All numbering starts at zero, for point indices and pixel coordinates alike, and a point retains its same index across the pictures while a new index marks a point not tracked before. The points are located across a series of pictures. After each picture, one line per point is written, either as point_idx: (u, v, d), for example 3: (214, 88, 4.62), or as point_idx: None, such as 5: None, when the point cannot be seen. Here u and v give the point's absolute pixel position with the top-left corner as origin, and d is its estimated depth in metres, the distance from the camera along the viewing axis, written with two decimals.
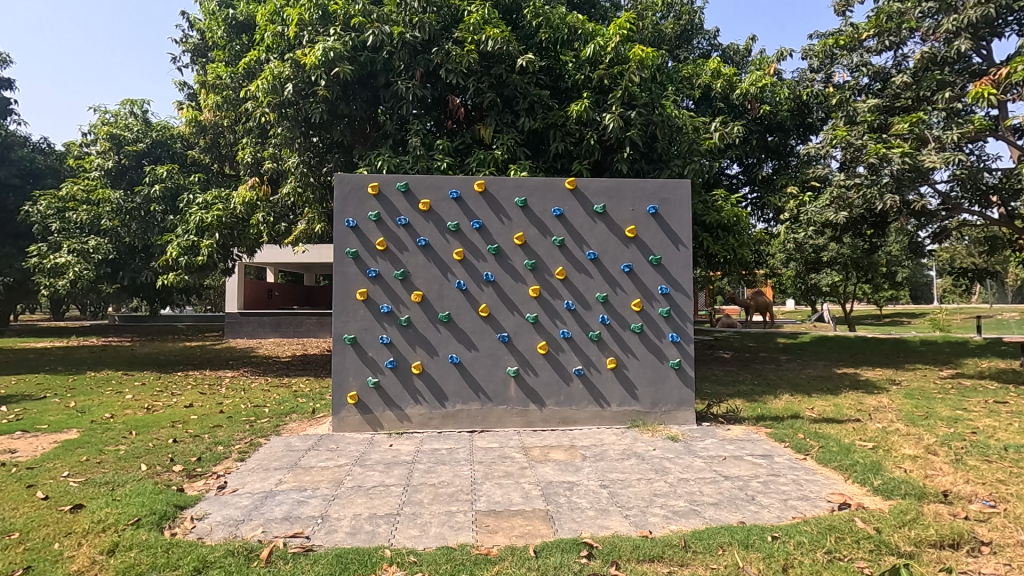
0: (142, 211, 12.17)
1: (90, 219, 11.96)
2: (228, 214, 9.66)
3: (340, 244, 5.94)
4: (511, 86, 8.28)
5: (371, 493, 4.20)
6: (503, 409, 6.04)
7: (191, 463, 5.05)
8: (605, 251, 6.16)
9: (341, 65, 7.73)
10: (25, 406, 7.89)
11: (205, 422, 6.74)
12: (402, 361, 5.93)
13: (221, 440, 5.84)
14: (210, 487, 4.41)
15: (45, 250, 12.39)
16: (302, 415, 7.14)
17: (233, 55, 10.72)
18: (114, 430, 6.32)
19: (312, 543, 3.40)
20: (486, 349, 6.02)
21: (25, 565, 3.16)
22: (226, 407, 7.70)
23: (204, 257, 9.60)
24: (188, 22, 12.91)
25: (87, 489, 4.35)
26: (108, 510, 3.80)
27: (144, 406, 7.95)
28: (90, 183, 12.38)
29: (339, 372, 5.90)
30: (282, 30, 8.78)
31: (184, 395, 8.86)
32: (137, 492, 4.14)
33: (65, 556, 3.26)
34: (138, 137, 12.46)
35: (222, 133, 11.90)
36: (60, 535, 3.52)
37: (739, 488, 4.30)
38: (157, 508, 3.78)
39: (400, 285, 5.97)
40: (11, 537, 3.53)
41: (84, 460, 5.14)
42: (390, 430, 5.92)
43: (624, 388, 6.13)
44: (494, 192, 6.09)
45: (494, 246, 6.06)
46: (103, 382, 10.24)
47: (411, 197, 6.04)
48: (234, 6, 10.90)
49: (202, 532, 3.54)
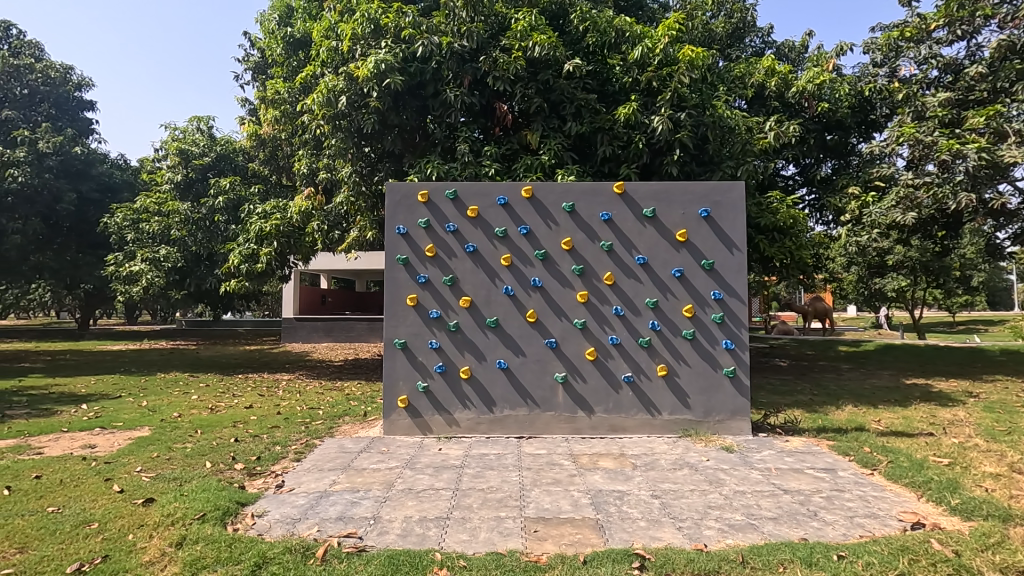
0: (207, 221, 12.73)
1: (161, 230, 12.72)
2: (285, 223, 10.16)
3: (390, 250, 6.09)
4: (557, 91, 8.29)
5: (421, 497, 4.26)
6: (551, 415, 6.00)
7: (252, 461, 5.28)
8: (655, 255, 6.05)
9: (392, 76, 7.91)
10: (103, 405, 8.43)
11: (264, 423, 7.03)
12: (451, 366, 6.00)
13: (278, 440, 6.08)
14: (269, 486, 4.57)
15: (122, 258, 13.27)
16: (354, 418, 7.33)
17: (290, 70, 11.13)
18: (182, 429, 6.69)
19: (366, 543, 3.46)
20: (534, 355, 6.00)
21: (103, 554, 3.36)
22: (283, 409, 8.00)
23: (263, 265, 10.13)
24: (249, 42, 13.56)
25: (157, 484, 4.61)
26: (176, 505, 4.01)
27: (209, 405, 8.40)
28: (161, 196, 13.15)
29: (389, 376, 6.03)
30: (336, 45, 9.00)
31: (245, 396, 9.30)
32: (202, 488, 4.36)
33: (138, 547, 3.44)
34: (204, 152, 13.16)
35: (279, 146, 12.40)
36: (135, 526, 3.73)
37: (800, 503, 4.10)
38: (221, 504, 3.95)
39: (449, 291, 6.04)
40: (90, 527, 3.76)
41: (155, 457, 5.46)
42: (439, 434, 5.99)
43: (676, 396, 5.98)
44: (542, 197, 6.08)
45: (542, 251, 6.04)
46: (171, 383, 10.90)
47: (459, 204, 6.10)
48: (292, 24, 11.33)
49: (262, 529, 3.68)
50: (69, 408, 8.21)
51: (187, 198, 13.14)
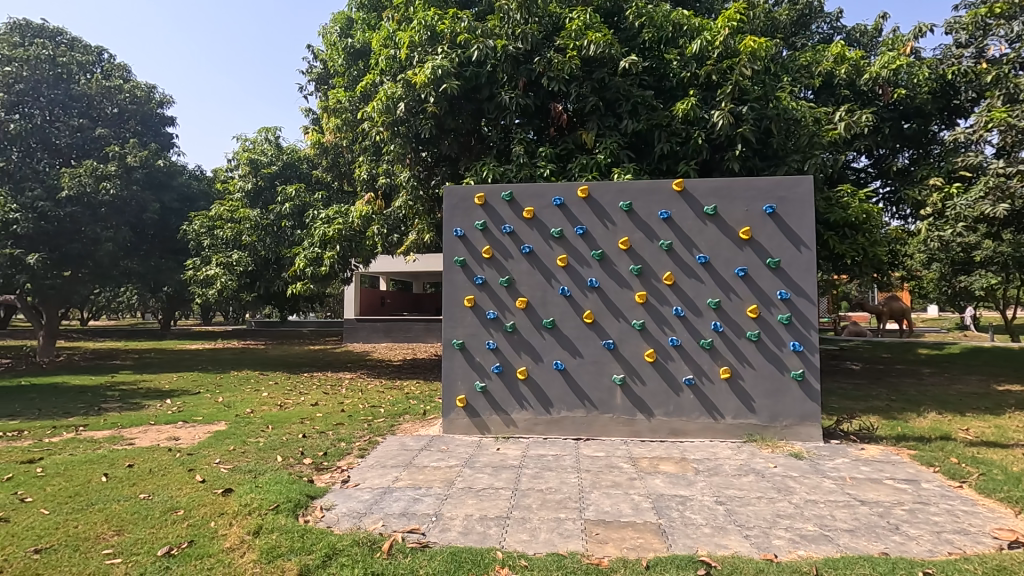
0: (275, 227, 13.40)
1: (233, 236, 13.49)
2: (347, 227, 10.55)
3: (448, 252, 6.20)
4: (613, 89, 8.19)
5: (481, 495, 4.31)
6: (609, 417, 5.92)
7: (319, 456, 5.52)
8: (716, 254, 5.86)
9: (449, 81, 8.05)
10: (184, 400, 9.05)
11: (329, 420, 7.33)
12: (508, 366, 6.04)
13: (343, 436, 6.32)
14: (336, 481, 4.76)
15: (199, 263, 14.17)
16: (414, 416, 7.52)
17: (351, 79, 11.51)
18: (255, 424, 7.07)
19: (428, 539, 3.54)
20: (591, 356, 5.95)
21: (190, 539, 3.60)
22: (347, 407, 8.32)
23: (327, 268, 10.57)
24: (312, 54, 14.12)
25: (235, 475, 4.90)
26: (252, 495, 4.25)
27: (279, 402, 8.84)
28: (234, 204, 13.92)
29: (448, 376, 6.14)
30: (394, 53, 9.24)
31: (311, 394, 9.72)
32: (275, 481, 4.60)
33: (220, 534, 3.66)
34: (273, 161, 13.84)
35: (341, 153, 12.88)
36: (216, 514, 3.99)
37: (879, 515, 3.86)
38: (293, 497, 4.15)
39: (505, 292, 6.09)
40: (177, 513, 4.05)
41: (231, 450, 5.80)
42: (497, 434, 6.04)
43: (739, 400, 5.77)
44: (599, 197, 6.02)
45: (599, 251, 5.99)
46: (244, 380, 11.56)
47: (516, 206, 6.14)
48: (353, 35, 11.72)
49: (331, 521, 3.84)
50: (155, 403, 8.85)
51: (256, 205, 13.86)
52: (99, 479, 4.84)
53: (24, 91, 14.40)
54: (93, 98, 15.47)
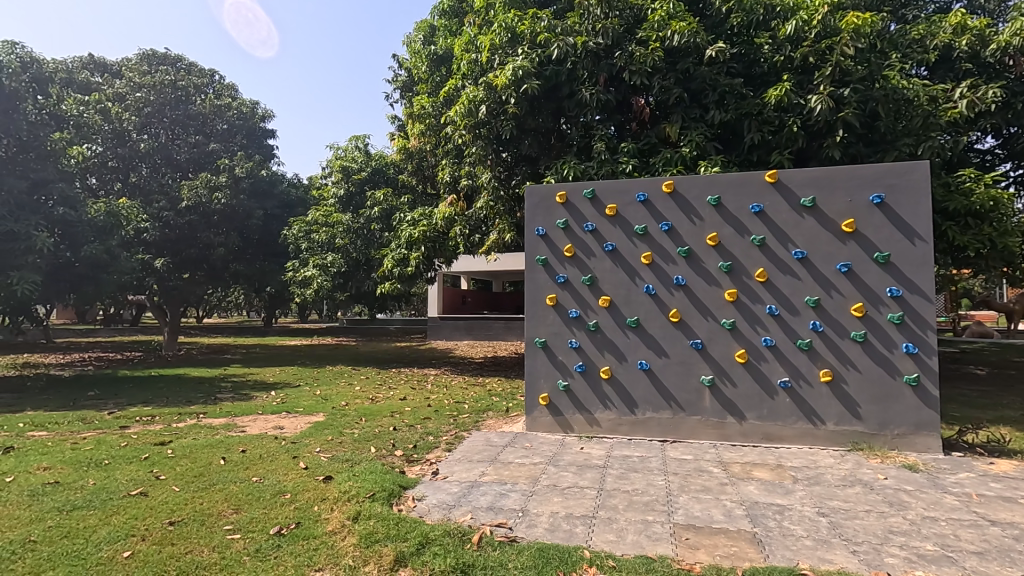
0: (365, 230, 14.14)
1: (328, 239, 14.38)
2: (432, 229, 10.93)
3: (530, 251, 6.27)
4: (698, 79, 7.90)
5: (566, 494, 4.32)
6: (697, 420, 5.72)
7: (409, 449, 5.77)
8: (815, 249, 5.49)
9: (529, 81, 8.11)
10: (287, 392, 9.79)
11: (417, 414, 7.64)
12: (591, 366, 6.00)
13: (431, 430, 6.56)
14: (426, 473, 4.95)
15: (298, 265, 15.23)
16: (497, 413, 7.66)
17: (434, 85, 11.90)
18: (350, 416, 7.52)
19: (516, 534, 3.60)
20: (677, 356, 5.77)
21: (297, 520, 3.89)
22: (433, 402, 8.63)
23: (412, 268, 11.01)
24: (397, 63, 14.73)
25: (334, 463, 5.25)
26: (351, 483, 4.53)
27: (370, 396, 9.34)
28: (328, 209, 14.82)
29: (531, 374, 6.21)
30: (475, 57, 9.44)
31: (399, 389, 10.18)
32: (370, 470, 4.87)
33: (323, 518, 3.93)
34: (362, 167, 14.59)
35: (425, 157, 13.34)
36: (319, 499, 4.28)
37: (1014, 538, 3.44)
38: (387, 486, 4.38)
39: (588, 290, 6.05)
40: (285, 496, 4.39)
41: (330, 439, 6.21)
42: (580, 433, 6.02)
43: (843, 405, 5.37)
44: (685, 192, 5.83)
45: (685, 248, 5.79)
46: (338, 375, 12.31)
47: (598, 203, 6.08)
48: (436, 42, 12.10)
49: (423, 511, 4.01)
50: (262, 394, 9.65)
51: (348, 210, 14.68)
52: (218, 462, 5.36)
53: (151, 114, 16.21)
54: (207, 117, 17.06)
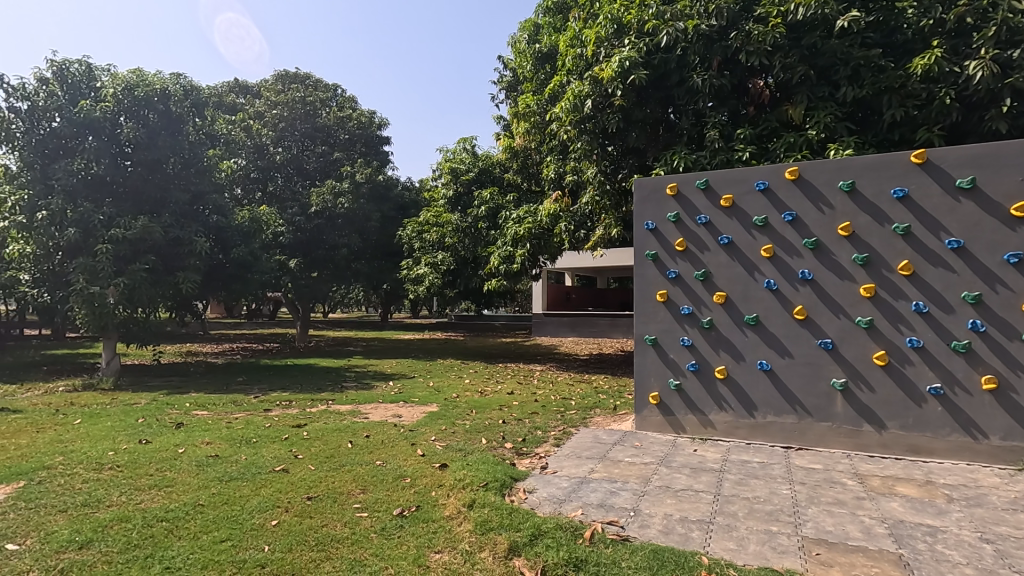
0: (472, 229, 14.60)
1: (438, 238, 15.03)
2: (537, 226, 11.05)
3: (639, 246, 6.12)
4: (827, 54, 7.22)
5: (680, 496, 4.17)
6: (827, 427, 5.25)
7: (519, 442, 5.89)
8: (975, 237, 4.80)
9: (637, 71, 7.89)
10: (403, 383, 10.42)
11: (525, 408, 7.78)
12: (705, 365, 5.73)
13: (539, 425, 6.64)
14: (535, 466, 5.03)
15: (412, 263, 16.08)
16: (604, 410, 7.58)
17: (539, 83, 11.98)
18: (461, 408, 7.84)
19: (629, 533, 3.55)
20: (803, 356, 5.34)
21: (417, 504, 4.13)
22: (539, 397, 8.73)
23: (518, 265, 11.20)
24: (503, 63, 15.01)
25: (448, 452, 5.50)
26: (465, 472, 4.72)
27: (480, 389, 9.65)
28: (438, 209, 15.48)
29: (640, 372, 6.06)
30: (581, 51, 9.36)
31: (507, 383, 10.41)
32: (483, 461, 5.05)
33: (441, 503, 4.14)
34: (470, 168, 15.07)
35: (530, 155, 13.50)
36: (437, 485, 4.51)
37: None
38: (499, 477, 4.51)
39: (701, 286, 5.78)
40: (406, 480, 4.69)
41: (444, 429, 6.52)
42: (693, 434, 5.78)
43: (1011, 417, 4.66)
44: (812, 178, 5.36)
45: (812, 239, 5.33)
46: (449, 368, 12.86)
47: (712, 194, 5.78)
48: (540, 39, 12.16)
49: (534, 504, 4.08)
50: (382, 384, 10.36)
51: (456, 209, 15.24)
52: (346, 445, 5.84)
53: (285, 128, 18.05)
54: (331, 128, 18.58)
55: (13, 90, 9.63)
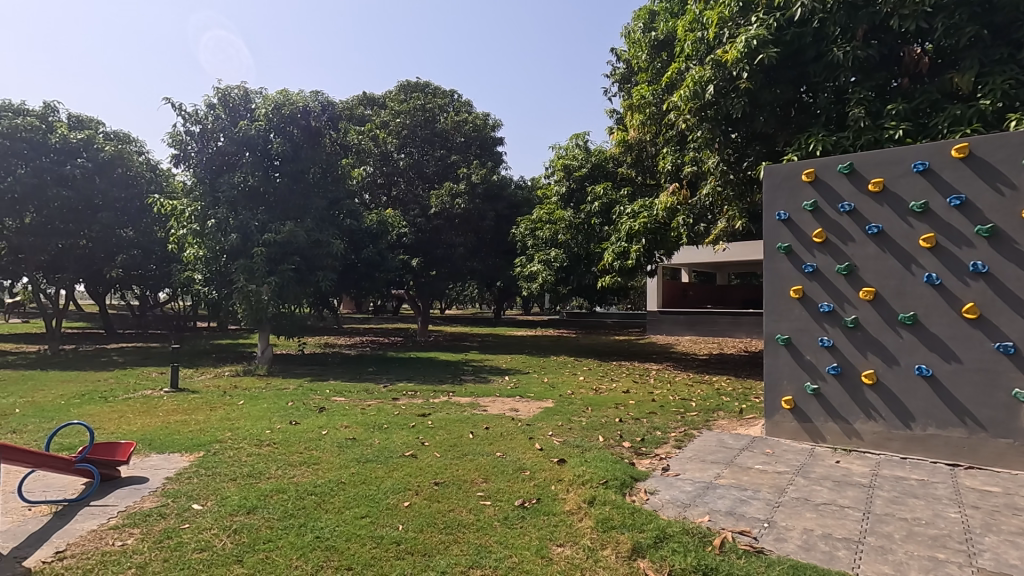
0: (585, 225, 14.49)
1: (551, 235, 15.10)
2: (653, 220, 10.70)
3: (770, 238, 5.67)
4: (1004, 9, 6.35)
5: (822, 511, 3.81)
6: (1006, 444, 4.52)
7: (637, 442, 5.75)
8: None
9: (766, 50, 7.33)
10: (518, 378, 10.64)
11: (643, 408, 7.57)
12: (849, 368, 5.18)
13: (658, 425, 6.44)
14: (656, 467, 4.89)
15: (525, 261, 16.27)
16: (729, 414, 7.15)
17: (655, 73, 11.59)
18: (577, 405, 7.82)
19: (763, 545, 3.32)
20: (975, 361, 4.63)
21: (537, 496, 4.20)
22: (657, 397, 8.46)
23: (633, 261, 10.94)
24: (616, 56, 14.71)
25: (566, 448, 5.52)
26: (584, 468, 4.70)
27: (594, 387, 9.57)
28: (551, 207, 15.54)
29: (771, 374, 5.63)
30: (701, 35, 8.87)
31: (622, 381, 10.21)
32: (601, 458, 5.00)
33: (560, 497, 4.16)
34: (583, 164, 14.97)
35: (645, 148, 13.09)
36: (556, 479, 4.55)
37: None
38: (619, 476, 4.44)
39: (844, 281, 5.23)
40: (526, 473, 4.78)
41: (561, 425, 6.55)
42: (835, 444, 5.25)
43: None
44: (986, 155, 4.63)
45: (987, 226, 4.60)
46: (562, 364, 12.90)
47: (857, 179, 5.21)
48: (657, 27, 11.75)
49: (656, 505, 3.96)
50: (498, 378, 10.67)
51: (569, 206, 15.22)
52: (468, 436, 6.09)
53: (407, 136, 19.22)
54: (449, 133, 19.46)
55: (189, 115, 11.26)
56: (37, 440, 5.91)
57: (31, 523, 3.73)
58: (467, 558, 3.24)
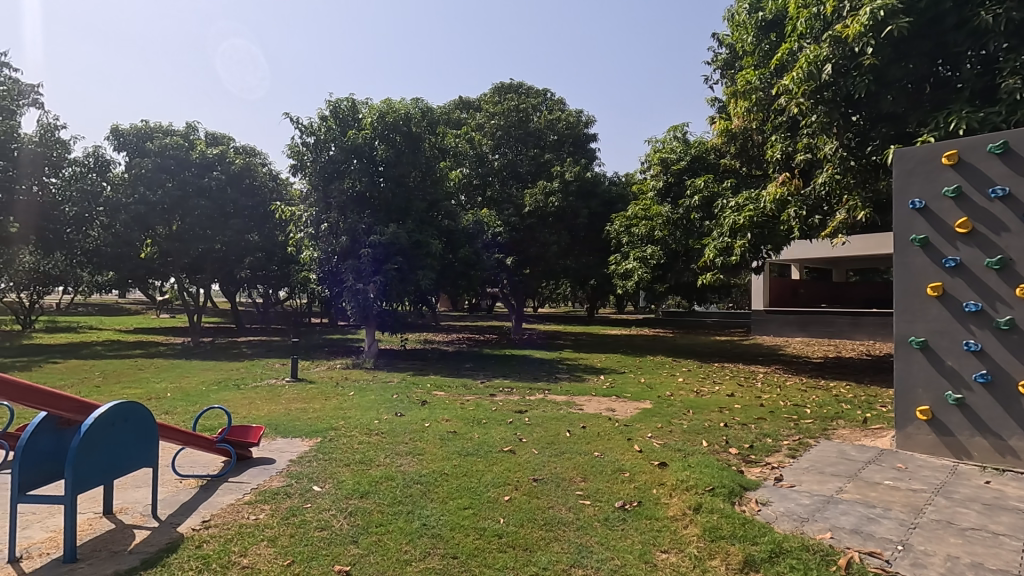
0: (684, 220, 13.93)
1: (647, 231, 14.67)
2: (759, 213, 10.04)
3: (901, 229, 5.09)
4: None
5: (971, 537, 3.36)
6: None
7: (745, 448, 5.43)
8: None
9: (897, 21, 6.61)
10: (614, 378, 10.46)
11: (750, 413, 7.13)
12: (1003, 376, 4.55)
13: (768, 432, 6.03)
14: (767, 477, 4.58)
15: (620, 258, 15.88)
16: (850, 423, 6.54)
17: (762, 56, 10.86)
18: (677, 407, 7.53)
19: (897, 570, 2.99)
20: None
21: (638, 499, 4.09)
22: (766, 401, 7.93)
23: (737, 257, 10.35)
24: (717, 41, 13.98)
25: (667, 451, 5.33)
26: (688, 473, 4.51)
27: (695, 389, 9.17)
28: (647, 202, 15.08)
29: (903, 381, 5.06)
30: (817, 10, 8.17)
31: (725, 384, 9.69)
32: (706, 464, 4.77)
33: (663, 502, 4.03)
34: (681, 156, 14.39)
35: (750, 136, 12.32)
36: (657, 483, 4.41)
37: None
38: (727, 483, 4.21)
39: (996, 277, 4.60)
40: (626, 474, 4.68)
41: (660, 427, 6.34)
42: (983, 462, 4.63)
43: None
44: None
45: None
46: (660, 365, 12.50)
47: (1013, 159, 4.56)
48: (764, 6, 11.00)
49: (769, 518, 3.71)
50: (593, 377, 10.56)
51: (667, 201, 14.70)
52: (565, 434, 6.07)
53: (501, 137, 19.55)
54: (542, 132, 19.55)
55: (305, 127, 12.21)
56: (185, 421, 6.73)
57: (182, 494, 4.24)
58: (568, 556, 3.23)
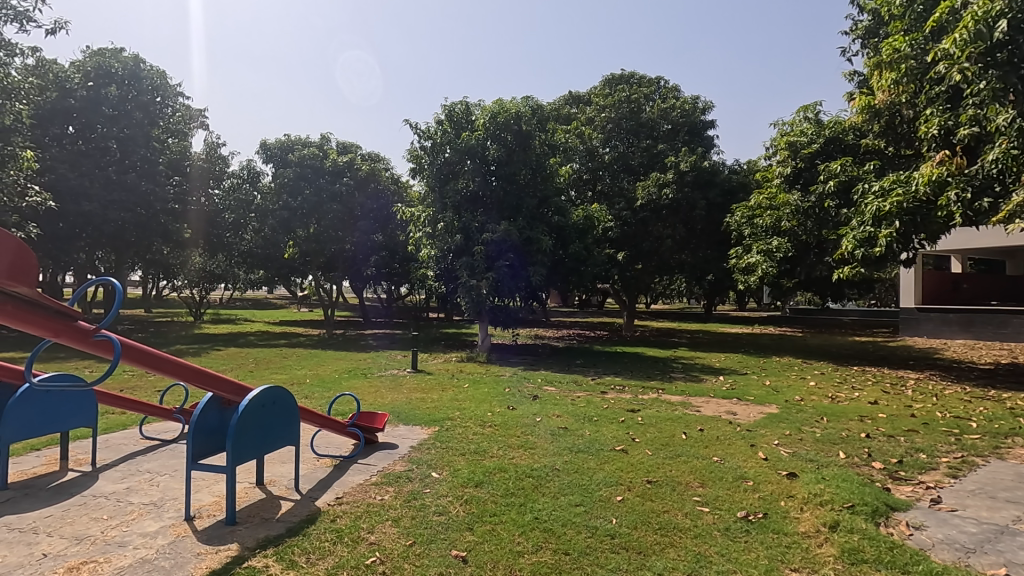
0: (817, 209, 12.68)
1: (773, 222, 13.60)
2: (910, 197, 8.86)
3: None
4: None
5: None
6: None
7: (892, 463, 4.82)
8: None
9: None
10: (735, 379, 9.84)
11: (898, 424, 6.32)
12: None
13: (922, 447, 5.30)
14: (920, 497, 4.03)
15: (741, 252, 14.84)
16: None
17: (914, 18, 9.54)
18: (808, 413, 6.90)
19: None
20: None
21: (763, 511, 3.80)
22: (918, 412, 7.00)
23: (882, 248, 9.23)
24: (858, 7, 12.56)
25: (796, 461, 4.89)
26: (822, 487, 4.11)
27: (830, 394, 8.35)
28: (772, 190, 13.96)
29: None
30: None
31: (867, 390, 8.71)
32: (843, 478, 4.30)
33: (793, 517, 3.70)
34: (813, 139, 13.09)
35: (899, 111, 10.91)
36: (785, 495, 4.07)
37: None
38: (870, 501, 3.78)
39: None
40: (749, 482, 4.37)
41: (789, 434, 5.84)
42: None
43: None
44: None
45: None
46: (788, 367, 11.55)
47: None
48: None
49: (923, 544, 3.26)
50: (711, 378, 10.03)
51: (795, 188, 13.48)
52: (680, 436, 5.81)
53: (612, 129, 19.10)
54: (655, 121, 18.85)
55: (423, 132, 12.88)
56: (323, 406, 7.43)
57: (320, 472, 4.67)
58: (686, 565, 3.09)
